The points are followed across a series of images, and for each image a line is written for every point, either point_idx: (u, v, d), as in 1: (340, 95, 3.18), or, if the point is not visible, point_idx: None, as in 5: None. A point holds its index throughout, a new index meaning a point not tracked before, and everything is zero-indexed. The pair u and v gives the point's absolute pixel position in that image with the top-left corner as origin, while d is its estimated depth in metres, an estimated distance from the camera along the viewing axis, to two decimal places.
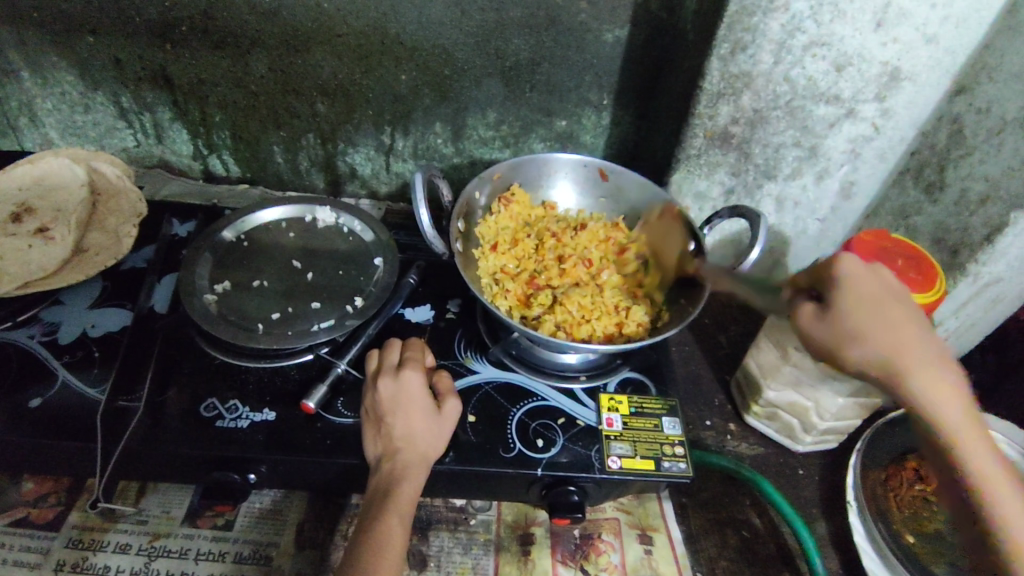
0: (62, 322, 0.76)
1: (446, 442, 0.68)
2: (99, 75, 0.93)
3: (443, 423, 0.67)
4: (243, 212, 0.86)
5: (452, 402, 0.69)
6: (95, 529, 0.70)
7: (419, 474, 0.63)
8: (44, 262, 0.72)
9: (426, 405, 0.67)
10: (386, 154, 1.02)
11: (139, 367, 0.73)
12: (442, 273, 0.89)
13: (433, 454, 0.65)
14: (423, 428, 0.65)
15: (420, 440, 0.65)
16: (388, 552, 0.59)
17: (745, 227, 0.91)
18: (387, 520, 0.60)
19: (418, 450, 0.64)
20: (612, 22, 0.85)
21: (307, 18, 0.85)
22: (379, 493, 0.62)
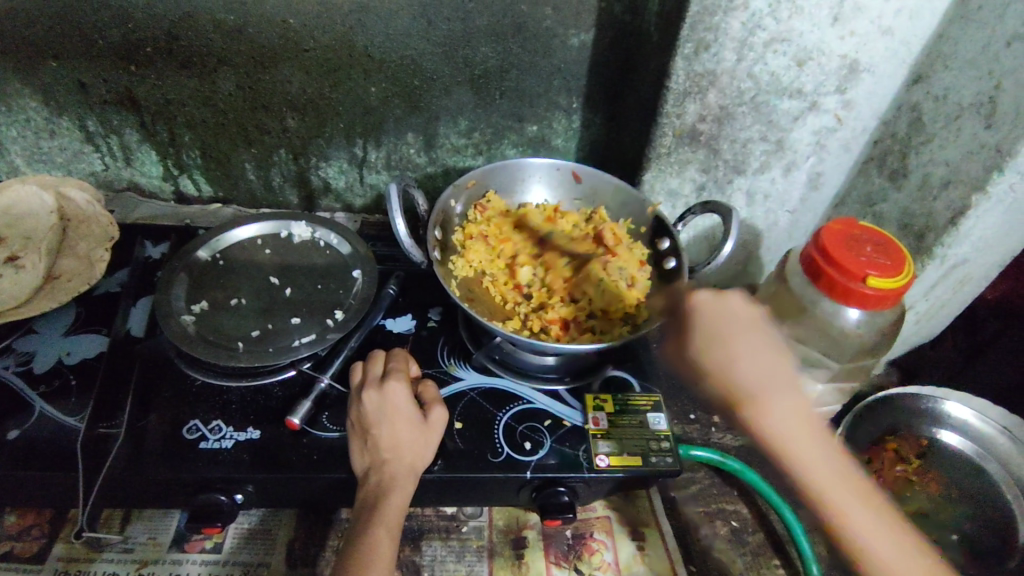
0: (37, 351, 0.74)
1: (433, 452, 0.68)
2: (63, 99, 0.92)
3: (430, 433, 0.67)
4: (218, 232, 0.85)
5: (439, 413, 0.69)
6: (82, 559, 0.69)
7: (406, 484, 0.63)
8: (16, 291, 0.71)
9: (413, 416, 0.67)
10: (359, 166, 1.02)
11: (118, 393, 0.71)
12: (422, 282, 0.89)
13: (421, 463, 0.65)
14: (411, 438, 0.65)
15: (408, 450, 0.65)
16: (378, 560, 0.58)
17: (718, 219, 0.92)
18: (376, 532, 0.60)
19: (406, 461, 0.64)
20: (577, 27, 0.87)
21: (273, 35, 0.85)
22: (368, 505, 0.62)
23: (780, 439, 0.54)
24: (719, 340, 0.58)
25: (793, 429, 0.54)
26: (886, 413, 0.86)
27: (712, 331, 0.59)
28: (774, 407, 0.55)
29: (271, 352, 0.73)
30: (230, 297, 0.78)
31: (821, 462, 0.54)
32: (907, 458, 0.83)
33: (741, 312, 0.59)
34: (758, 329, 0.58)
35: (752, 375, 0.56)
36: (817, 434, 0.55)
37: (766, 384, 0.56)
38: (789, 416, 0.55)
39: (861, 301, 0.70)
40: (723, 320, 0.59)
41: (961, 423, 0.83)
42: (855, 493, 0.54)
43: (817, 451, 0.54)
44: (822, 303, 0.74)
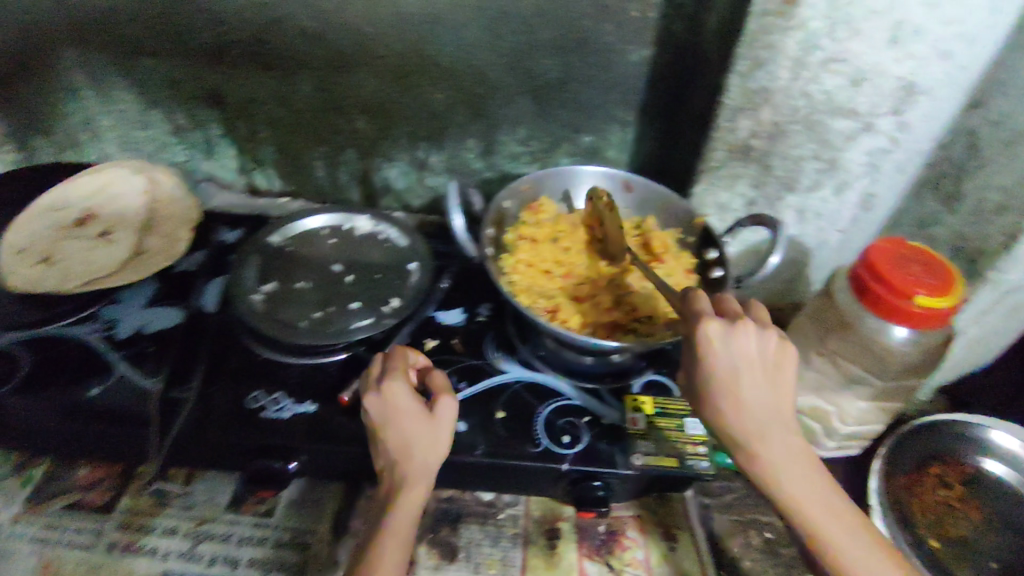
0: (121, 318, 0.81)
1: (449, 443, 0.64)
2: (157, 94, 1.01)
3: (438, 427, 0.63)
4: (287, 221, 0.91)
5: (447, 412, 0.64)
6: (146, 512, 0.74)
7: (412, 492, 0.61)
8: (108, 263, 0.78)
9: (418, 414, 0.63)
10: (420, 168, 1.08)
11: (189, 362, 0.77)
12: (474, 279, 0.93)
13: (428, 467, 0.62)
14: (415, 437, 0.62)
15: (415, 450, 0.62)
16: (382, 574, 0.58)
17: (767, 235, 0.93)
18: (380, 550, 0.58)
19: (414, 463, 0.61)
20: (637, 42, 0.90)
21: (351, 42, 0.92)
22: (377, 513, 0.61)
23: (781, 480, 0.55)
24: (726, 379, 0.56)
25: (793, 469, 0.55)
26: (928, 438, 0.85)
27: (723, 374, 0.56)
28: (763, 422, 0.56)
29: (330, 333, 0.77)
30: (295, 280, 0.84)
31: (806, 480, 0.56)
32: (951, 484, 0.82)
33: (744, 343, 0.56)
34: (759, 356, 0.57)
35: (755, 417, 0.55)
36: (802, 455, 0.56)
37: (772, 428, 0.56)
38: (780, 439, 0.56)
39: (906, 319, 0.70)
40: (733, 361, 0.56)
41: (1008, 453, 0.82)
42: (830, 509, 0.56)
43: (800, 475, 0.56)
44: (866, 319, 0.74)
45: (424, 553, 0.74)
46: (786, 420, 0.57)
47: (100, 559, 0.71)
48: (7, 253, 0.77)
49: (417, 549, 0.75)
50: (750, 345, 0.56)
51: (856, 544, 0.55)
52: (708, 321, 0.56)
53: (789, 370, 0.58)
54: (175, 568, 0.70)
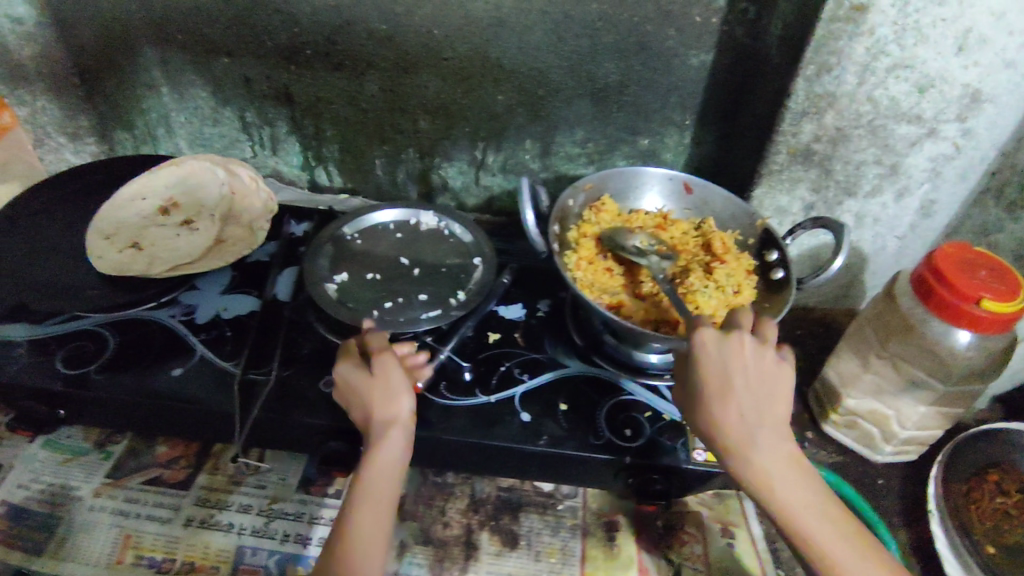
0: (199, 304, 0.84)
1: (398, 396, 0.64)
2: (230, 92, 1.05)
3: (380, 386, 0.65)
4: (355, 215, 0.94)
5: (393, 374, 0.66)
6: (221, 490, 0.77)
7: (370, 466, 0.62)
8: (190, 250, 0.83)
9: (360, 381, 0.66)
10: (478, 168, 1.10)
11: (265, 347, 0.80)
12: (533, 276, 0.96)
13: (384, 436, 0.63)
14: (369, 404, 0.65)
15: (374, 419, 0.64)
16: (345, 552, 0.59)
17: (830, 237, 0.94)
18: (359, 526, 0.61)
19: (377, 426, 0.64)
20: (699, 47, 0.92)
21: (419, 44, 0.95)
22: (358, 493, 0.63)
23: (763, 477, 0.57)
24: (715, 379, 0.59)
25: (779, 470, 0.57)
26: (987, 445, 0.84)
27: (713, 375, 0.59)
28: (753, 422, 0.58)
29: (401, 321, 0.80)
30: (366, 271, 0.86)
31: (793, 480, 0.57)
32: (1009, 491, 0.81)
33: (741, 349, 0.60)
34: (750, 361, 0.60)
35: (740, 416, 0.58)
36: (791, 459, 0.57)
37: (759, 430, 0.58)
38: (767, 440, 0.57)
39: (972, 323, 0.70)
40: (722, 363, 0.59)
41: None
42: (815, 510, 0.56)
43: (785, 474, 0.57)
44: (931, 323, 0.75)
45: (486, 539, 0.77)
46: (777, 424, 0.59)
47: (180, 532, 0.74)
48: (94, 237, 0.81)
49: (480, 535, 0.77)
50: (741, 351, 0.60)
51: (842, 544, 0.55)
52: (703, 329, 0.61)
53: (783, 378, 0.60)
54: (250, 544, 0.73)
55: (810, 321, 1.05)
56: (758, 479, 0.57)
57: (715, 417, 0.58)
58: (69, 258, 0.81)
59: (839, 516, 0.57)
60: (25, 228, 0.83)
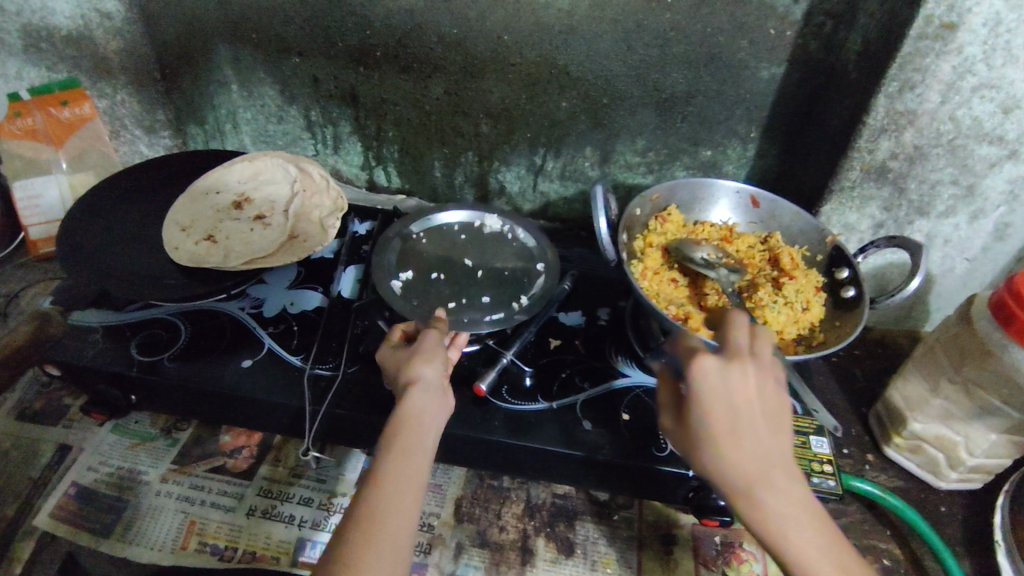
0: (267, 297, 0.86)
1: (438, 367, 0.64)
2: (297, 90, 1.07)
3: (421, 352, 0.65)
4: (419, 217, 0.95)
5: (429, 342, 0.66)
6: (283, 481, 0.79)
7: (396, 422, 0.60)
8: (265, 244, 0.85)
9: (403, 353, 0.66)
10: (536, 173, 1.11)
11: (332, 344, 0.81)
12: (593, 285, 0.96)
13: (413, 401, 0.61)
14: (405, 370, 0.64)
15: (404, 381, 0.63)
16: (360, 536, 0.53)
17: (908, 259, 0.92)
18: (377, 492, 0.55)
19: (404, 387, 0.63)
20: (771, 60, 0.91)
21: (488, 49, 0.96)
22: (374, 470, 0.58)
23: (775, 525, 0.50)
24: (717, 418, 0.50)
25: (792, 519, 0.49)
26: None
27: (714, 412, 0.50)
28: (756, 464, 0.50)
29: (466, 321, 0.80)
30: (430, 271, 0.87)
31: (802, 524, 0.50)
32: None
33: (746, 380, 0.51)
34: (758, 395, 0.51)
35: (749, 461, 0.50)
36: (806, 507, 0.50)
37: (772, 476, 0.50)
38: (782, 484, 0.50)
39: None
40: (726, 395, 0.50)
41: None
42: (829, 559, 0.49)
43: (802, 523, 0.50)
44: (1010, 350, 0.71)
45: (542, 546, 0.76)
46: (784, 463, 0.51)
47: (242, 521, 0.75)
48: (186, 238, 0.84)
49: (535, 541, 0.77)
50: (747, 383, 0.51)
51: None
52: (701, 357, 0.51)
53: (787, 406, 0.52)
54: (311, 537, 0.74)
55: (872, 341, 1.02)
56: (771, 530, 0.50)
57: (719, 461, 0.50)
58: (147, 249, 0.83)
59: (860, 570, 0.49)
60: (105, 218, 0.85)
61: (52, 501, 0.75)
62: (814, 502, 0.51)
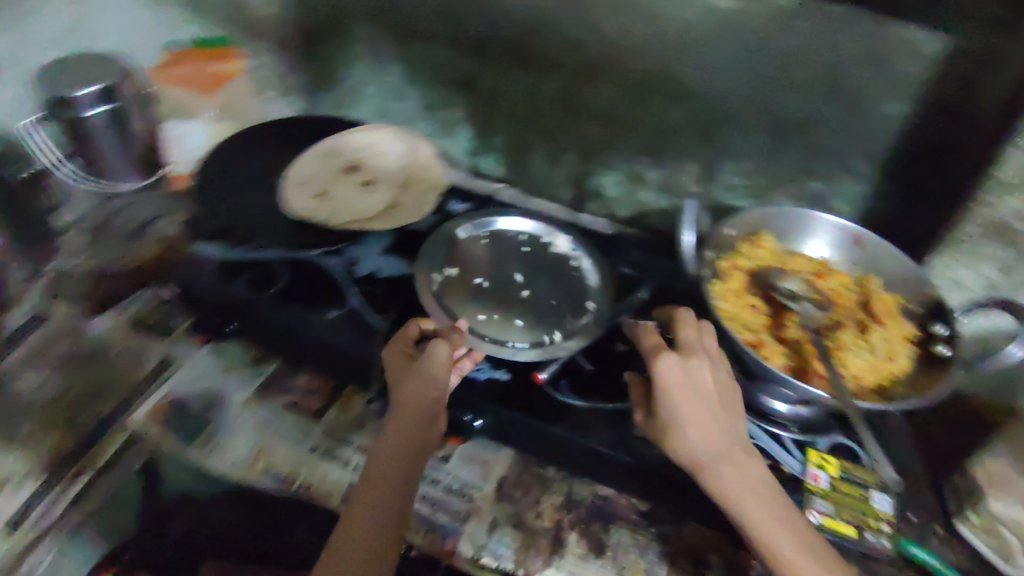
0: (361, 258, 0.92)
1: (433, 385, 0.71)
2: (421, 71, 1.13)
3: (421, 369, 0.71)
4: (505, 218, 1.00)
5: (432, 362, 0.71)
6: (345, 428, 0.85)
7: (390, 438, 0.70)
8: (368, 210, 0.92)
9: (403, 364, 0.74)
10: (634, 181, 1.11)
11: (412, 312, 0.87)
12: (671, 298, 0.94)
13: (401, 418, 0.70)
14: (410, 382, 0.71)
15: (403, 396, 0.70)
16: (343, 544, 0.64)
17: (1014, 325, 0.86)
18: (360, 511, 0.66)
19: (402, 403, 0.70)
20: (897, 95, 0.85)
21: (608, 53, 0.97)
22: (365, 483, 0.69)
23: (727, 492, 0.62)
24: (678, 402, 0.65)
25: (740, 486, 0.62)
26: None
27: (677, 398, 0.65)
28: (712, 437, 0.64)
29: (487, 341, 0.81)
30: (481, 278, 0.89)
31: (750, 485, 0.63)
32: None
33: (699, 370, 0.67)
34: (710, 386, 0.67)
35: (705, 436, 0.64)
36: (754, 478, 0.63)
37: (723, 449, 0.64)
38: (729, 455, 0.64)
39: None
40: (684, 384, 0.66)
41: None
42: (772, 514, 0.61)
43: (749, 488, 0.62)
44: None
45: (573, 541, 0.78)
46: (733, 439, 0.65)
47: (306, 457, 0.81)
48: (302, 192, 0.93)
49: (568, 534, 0.78)
50: (701, 375, 0.67)
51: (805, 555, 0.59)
52: (663, 354, 0.67)
53: (733, 397, 0.68)
54: None
55: None
56: (726, 495, 0.62)
57: (683, 439, 0.64)
58: (269, 197, 0.93)
59: (802, 530, 0.61)
60: (236, 164, 0.95)
61: (149, 404, 0.83)
62: (761, 471, 0.64)
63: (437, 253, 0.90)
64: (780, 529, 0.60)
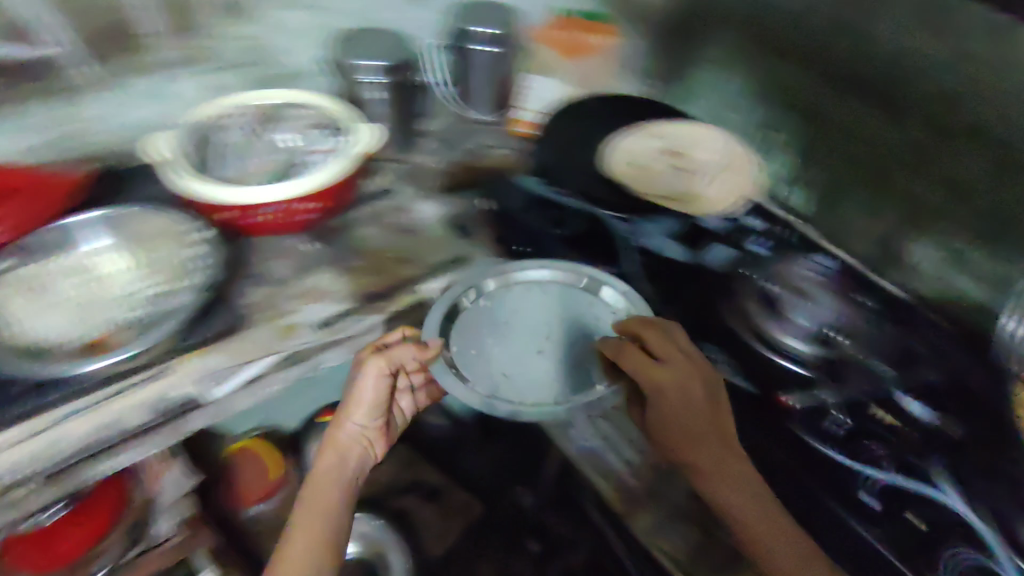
0: (646, 232, 0.95)
1: (371, 394, 0.86)
2: (767, 88, 1.17)
3: (365, 391, 0.85)
4: (801, 254, 0.98)
5: (377, 381, 0.84)
6: None
7: (331, 434, 0.89)
8: (670, 192, 0.99)
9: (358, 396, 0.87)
10: (959, 263, 0.96)
11: (682, 299, 0.91)
12: (964, 395, 0.81)
13: (322, 475, 0.86)
14: (362, 397, 0.86)
15: (346, 423, 0.88)
16: (297, 541, 0.80)
17: None
18: (323, 492, 0.85)
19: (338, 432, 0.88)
20: None
21: (972, 109, 0.87)
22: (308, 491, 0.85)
23: (715, 490, 0.77)
24: (660, 411, 0.78)
25: (725, 489, 0.77)
26: None
27: (661, 409, 0.77)
28: (694, 447, 0.78)
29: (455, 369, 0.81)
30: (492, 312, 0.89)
31: (739, 490, 0.77)
32: None
33: (685, 385, 0.76)
34: (690, 401, 0.77)
35: (691, 443, 0.78)
36: (732, 479, 0.77)
37: (709, 454, 0.78)
38: (707, 460, 0.78)
39: None
40: (664, 399, 0.77)
41: None
42: (759, 514, 0.76)
43: (735, 489, 0.77)
44: None
45: None
46: (717, 447, 0.78)
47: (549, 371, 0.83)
48: (616, 156, 1.03)
49: None
50: (687, 391, 0.77)
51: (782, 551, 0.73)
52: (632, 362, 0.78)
53: (716, 403, 0.78)
54: None
55: None
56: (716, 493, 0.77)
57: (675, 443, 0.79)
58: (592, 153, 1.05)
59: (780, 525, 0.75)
60: (586, 123, 1.10)
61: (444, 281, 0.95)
62: (749, 470, 0.79)
63: (719, 259, 0.92)
64: (773, 537, 0.74)
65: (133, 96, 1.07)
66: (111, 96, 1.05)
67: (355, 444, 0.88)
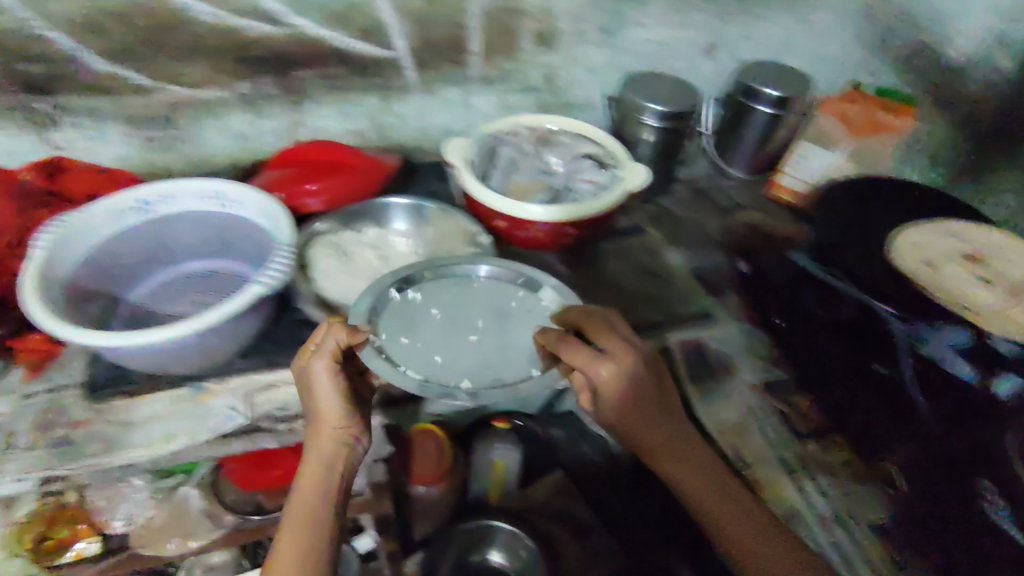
0: (928, 341, 0.87)
1: (338, 386, 0.74)
2: None
3: (328, 379, 0.73)
4: None
5: (337, 379, 0.74)
6: (817, 466, 0.85)
7: (314, 445, 0.75)
8: (969, 302, 0.94)
9: (326, 389, 0.74)
10: None
11: (954, 420, 0.84)
12: None
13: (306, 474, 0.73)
14: (326, 390, 0.74)
15: (324, 408, 0.74)
16: (282, 550, 0.69)
17: None
18: (308, 502, 0.72)
19: (326, 418, 0.74)
20: None
21: None
22: (301, 502, 0.72)
23: (687, 487, 0.75)
24: (622, 413, 0.72)
25: (693, 480, 0.75)
26: None
27: (619, 407, 0.71)
28: (652, 433, 0.74)
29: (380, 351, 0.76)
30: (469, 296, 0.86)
31: (689, 466, 0.75)
32: None
33: (631, 364, 0.71)
34: (645, 385, 0.72)
35: (651, 435, 0.74)
36: (706, 474, 0.75)
37: (670, 437, 0.75)
38: (684, 465, 0.75)
39: None
40: (603, 388, 0.70)
41: None
42: (738, 511, 0.73)
43: (708, 484, 0.75)
44: None
45: None
46: (679, 434, 0.76)
47: (778, 455, 0.87)
48: (913, 255, 0.99)
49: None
50: (640, 374, 0.72)
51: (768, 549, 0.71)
52: (581, 355, 0.71)
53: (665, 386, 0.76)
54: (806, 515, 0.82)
55: None
56: (690, 494, 0.75)
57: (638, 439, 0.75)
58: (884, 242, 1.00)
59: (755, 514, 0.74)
60: (876, 210, 1.06)
61: (686, 334, 0.99)
62: (707, 457, 0.77)
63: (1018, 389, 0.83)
64: (713, 496, 0.74)
65: (437, 101, 1.15)
66: (419, 98, 1.13)
67: (341, 436, 0.75)
